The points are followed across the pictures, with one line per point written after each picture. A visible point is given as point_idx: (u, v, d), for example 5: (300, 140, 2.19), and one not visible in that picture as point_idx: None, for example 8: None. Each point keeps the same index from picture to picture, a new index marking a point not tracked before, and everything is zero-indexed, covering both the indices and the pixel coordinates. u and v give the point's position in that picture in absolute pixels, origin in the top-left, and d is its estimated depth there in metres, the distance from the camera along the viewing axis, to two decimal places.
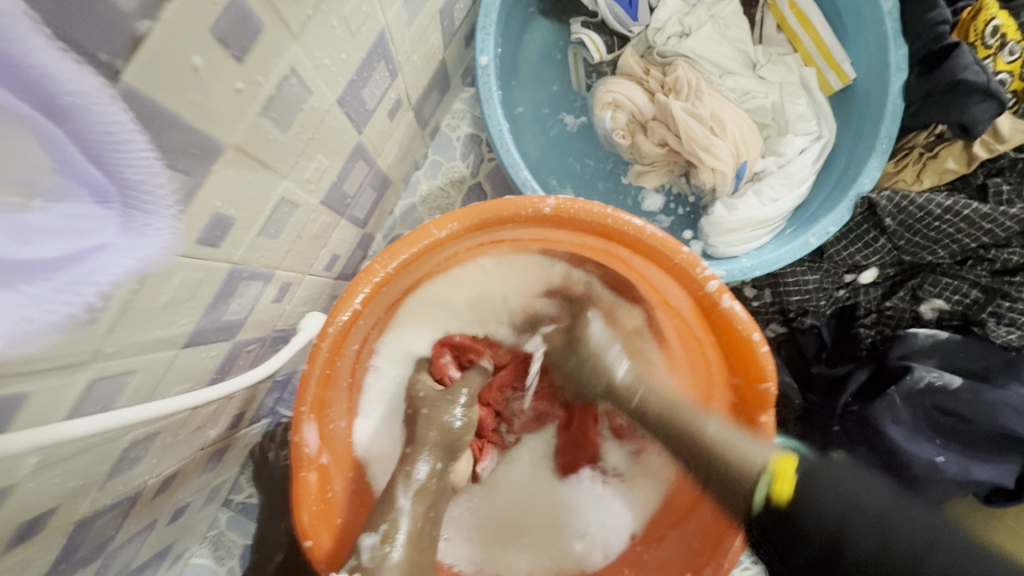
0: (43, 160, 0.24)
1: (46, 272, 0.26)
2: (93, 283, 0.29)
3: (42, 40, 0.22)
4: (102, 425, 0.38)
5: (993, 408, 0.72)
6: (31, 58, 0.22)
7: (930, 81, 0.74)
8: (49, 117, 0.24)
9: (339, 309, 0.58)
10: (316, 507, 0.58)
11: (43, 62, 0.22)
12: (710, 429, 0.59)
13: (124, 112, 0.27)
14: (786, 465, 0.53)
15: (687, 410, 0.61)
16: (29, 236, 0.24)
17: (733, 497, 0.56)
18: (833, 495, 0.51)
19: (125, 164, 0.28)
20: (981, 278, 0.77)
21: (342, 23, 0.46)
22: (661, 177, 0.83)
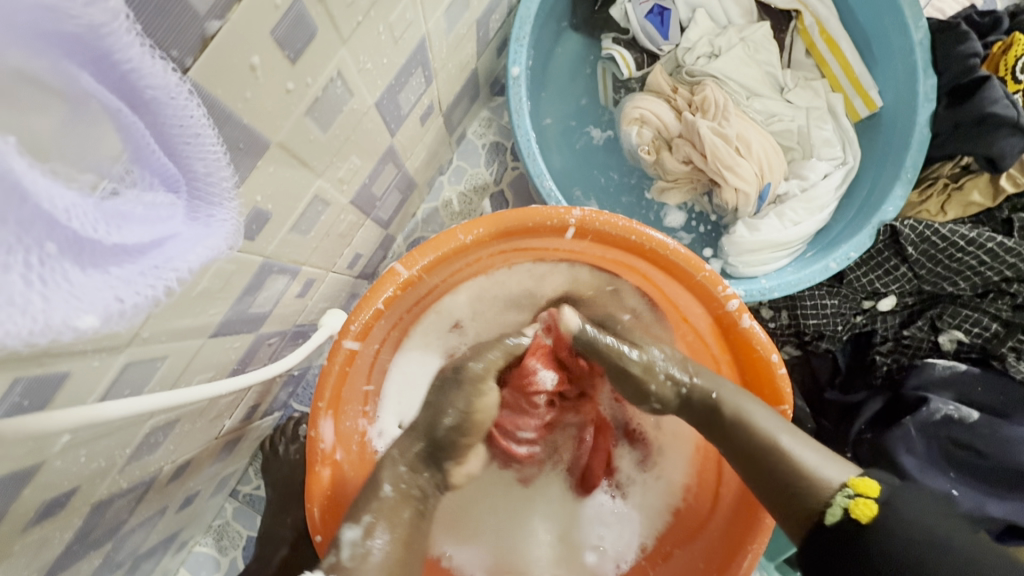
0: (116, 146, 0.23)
1: (132, 257, 0.24)
2: (175, 268, 0.25)
3: (131, 28, 0.21)
4: (135, 408, 0.39)
5: (1008, 442, 0.71)
6: (121, 50, 0.21)
7: (958, 113, 0.75)
8: (131, 109, 0.23)
9: (363, 308, 0.59)
10: (326, 502, 0.58)
11: (130, 56, 0.21)
12: (779, 434, 0.54)
13: (202, 108, 0.25)
14: (866, 485, 0.48)
15: (752, 410, 0.56)
16: (115, 220, 0.23)
17: (790, 506, 0.51)
18: (908, 528, 0.43)
19: (196, 155, 0.25)
20: (1002, 312, 0.76)
21: (387, 30, 0.47)
22: (684, 195, 0.84)
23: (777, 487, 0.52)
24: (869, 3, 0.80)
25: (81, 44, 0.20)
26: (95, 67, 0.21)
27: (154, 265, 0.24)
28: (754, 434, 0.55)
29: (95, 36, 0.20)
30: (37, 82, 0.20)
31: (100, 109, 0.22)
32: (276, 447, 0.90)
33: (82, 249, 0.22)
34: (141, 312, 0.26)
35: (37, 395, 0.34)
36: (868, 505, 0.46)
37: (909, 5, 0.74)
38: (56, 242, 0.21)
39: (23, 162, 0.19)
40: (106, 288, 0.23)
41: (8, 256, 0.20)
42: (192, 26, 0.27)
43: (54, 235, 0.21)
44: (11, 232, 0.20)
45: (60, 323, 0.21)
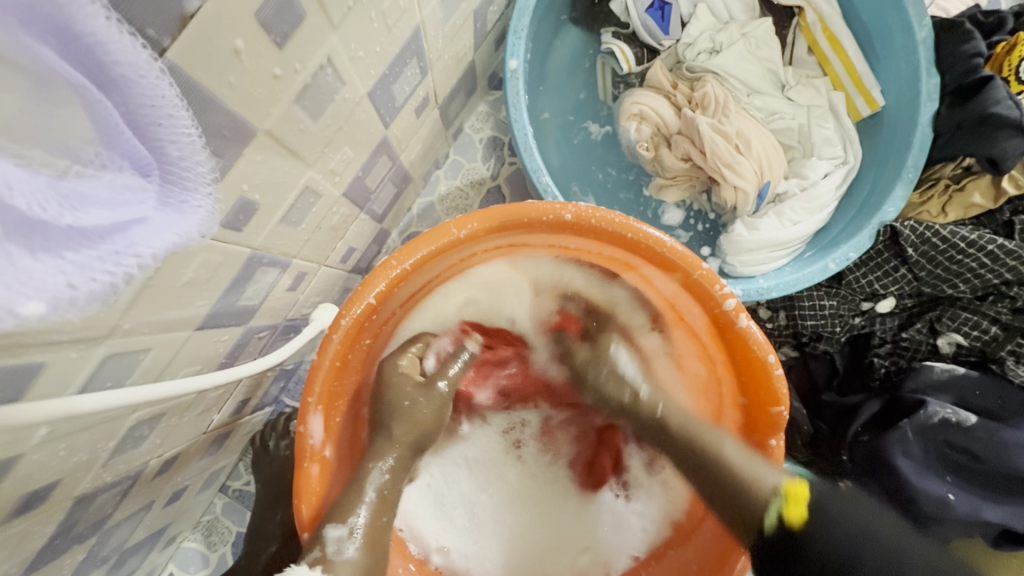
0: (81, 127, 0.22)
1: (92, 241, 0.23)
2: (136, 254, 0.25)
3: (96, 1, 0.20)
4: (114, 402, 0.38)
5: (1006, 447, 0.71)
6: (85, 23, 0.20)
7: (961, 113, 0.74)
8: (97, 87, 0.22)
9: (354, 302, 0.58)
10: (315, 499, 0.57)
11: (98, 29, 0.20)
12: (727, 447, 0.58)
13: (176, 89, 0.25)
14: (799, 490, 0.52)
15: (707, 429, 0.61)
16: (76, 202, 0.22)
17: (744, 528, 0.55)
18: (845, 522, 0.49)
19: (167, 138, 0.25)
20: (1001, 315, 0.76)
21: (380, 17, 0.46)
22: (683, 193, 0.83)
23: (730, 500, 0.56)
24: (872, 1, 0.78)
25: (40, 14, 0.19)
26: (57, 39, 0.20)
27: (115, 251, 0.24)
28: (706, 453, 0.59)
29: (56, 5, 0.19)
30: None
31: (63, 85, 0.21)
32: (267, 443, 0.89)
33: (35, 230, 0.21)
34: (95, 298, 0.25)
35: (10, 387, 0.33)
36: (797, 509, 0.52)
37: (913, 3, 0.73)
38: (7, 220, 0.20)
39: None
40: (58, 272, 0.22)
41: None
42: (170, 3, 0.26)
43: (6, 215, 0.20)
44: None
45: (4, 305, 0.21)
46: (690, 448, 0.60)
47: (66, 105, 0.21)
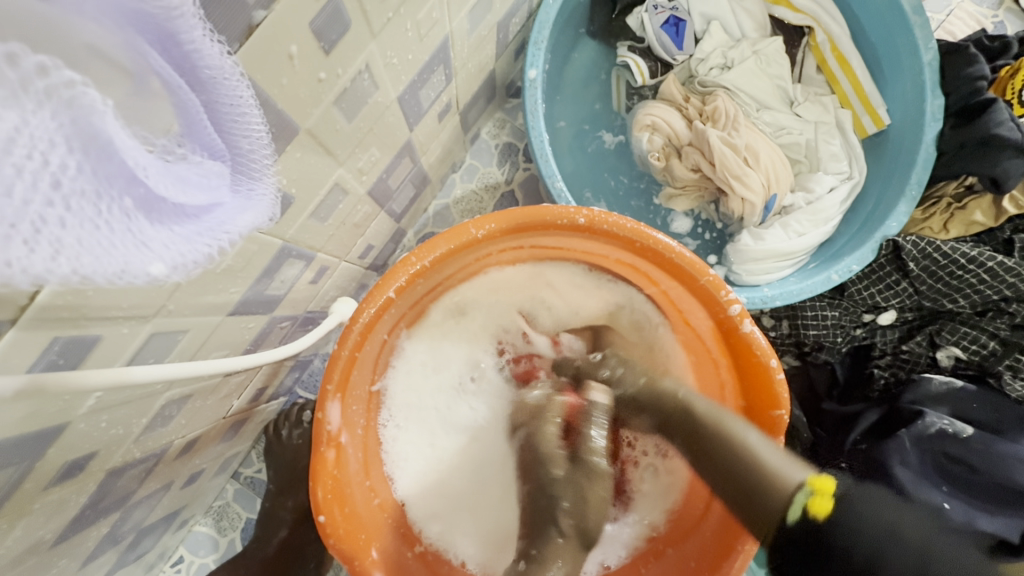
0: (170, 121, 0.25)
1: (187, 216, 0.26)
2: (227, 232, 0.28)
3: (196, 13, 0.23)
4: (160, 374, 0.41)
5: (1003, 460, 0.72)
6: (185, 30, 0.23)
7: (963, 133, 0.77)
8: (190, 87, 0.25)
9: (375, 296, 0.60)
10: (331, 483, 0.60)
11: (194, 36, 0.24)
12: (749, 438, 0.56)
13: (250, 91, 0.28)
14: (824, 485, 0.52)
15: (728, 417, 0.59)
16: (177, 181, 0.25)
17: (766, 522, 0.53)
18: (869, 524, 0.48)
19: (241, 133, 0.28)
20: (1000, 331, 0.78)
21: (414, 27, 0.49)
22: (691, 202, 0.86)
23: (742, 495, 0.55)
24: (881, 24, 0.81)
25: (151, 23, 0.22)
26: (160, 45, 0.23)
27: (208, 228, 0.27)
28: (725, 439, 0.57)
29: (167, 18, 0.22)
30: (110, 58, 0.22)
31: (160, 85, 0.24)
32: (280, 432, 0.92)
33: (152, 206, 0.24)
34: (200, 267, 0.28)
35: (71, 354, 0.36)
36: (822, 503, 0.50)
37: (920, 27, 0.77)
38: (131, 198, 0.23)
39: (111, 119, 0.22)
40: (171, 243, 0.25)
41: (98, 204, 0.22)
42: (241, 13, 0.29)
43: (131, 191, 0.23)
44: (101, 184, 0.22)
45: (137, 268, 0.24)
46: (711, 433, 0.59)
47: (160, 101, 0.25)
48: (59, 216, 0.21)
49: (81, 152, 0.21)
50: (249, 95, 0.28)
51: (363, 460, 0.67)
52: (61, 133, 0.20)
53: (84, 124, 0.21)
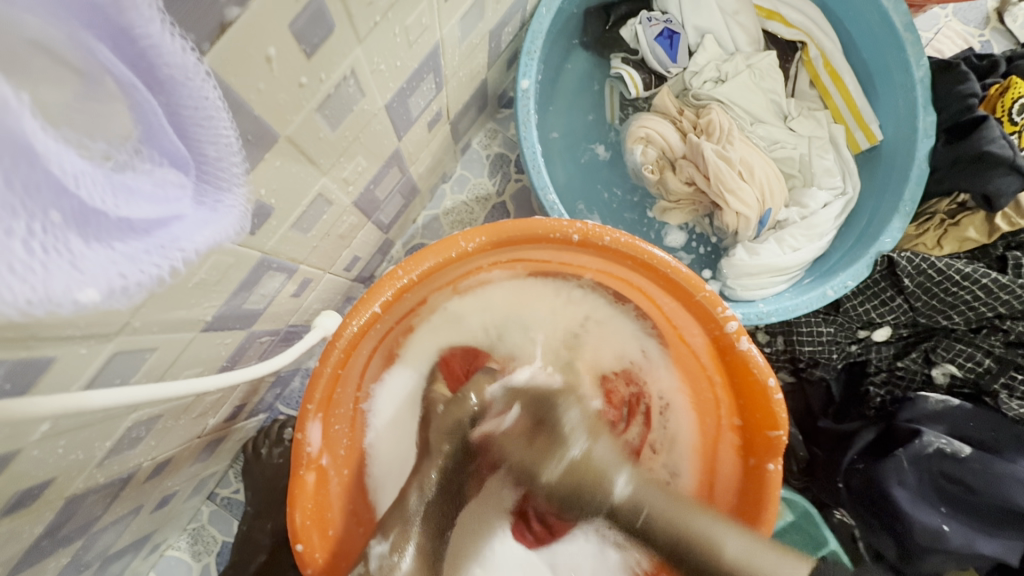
0: (128, 126, 0.23)
1: (135, 233, 0.24)
2: (181, 249, 0.26)
3: (153, 5, 0.22)
4: (123, 398, 0.37)
5: (1000, 480, 0.70)
6: (144, 26, 0.21)
7: (957, 149, 0.77)
8: (146, 87, 0.23)
9: (359, 310, 0.57)
10: (310, 509, 0.56)
11: (154, 33, 0.22)
12: (730, 546, 0.52)
13: (216, 91, 0.26)
14: None
15: (698, 524, 0.54)
16: (125, 193, 0.23)
17: None
18: None
19: (206, 138, 0.26)
20: (995, 348, 0.77)
21: (403, 32, 0.47)
22: (685, 215, 0.84)
23: None
24: (873, 40, 0.82)
25: (103, 17, 0.20)
26: (113, 41, 0.21)
27: (158, 245, 0.25)
28: (701, 551, 0.53)
29: (119, 10, 0.20)
30: (50, 51, 0.20)
31: (114, 84, 0.22)
32: (259, 450, 0.88)
33: (89, 221, 0.22)
34: (145, 293, 0.26)
35: (19, 378, 0.33)
36: None
37: (911, 44, 0.77)
38: (60, 212, 0.21)
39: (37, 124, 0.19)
40: (109, 264, 0.23)
41: (13, 221, 0.19)
42: (211, 10, 0.27)
43: (59, 204, 0.21)
44: (18, 197, 0.19)
45: (61, 296, 0.21)
46: (679, 545, 0.54)
47: (114, 104, 0.22)
48: None
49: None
50: (217, 98, 0.26)
51: (346, 481, 0.64)
52: None
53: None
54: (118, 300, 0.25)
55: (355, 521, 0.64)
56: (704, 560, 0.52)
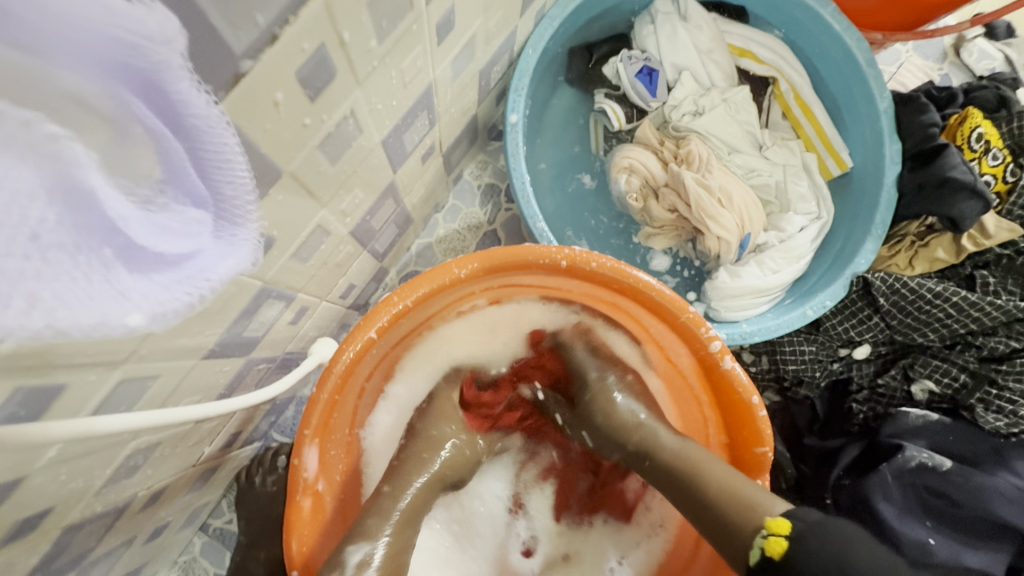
0: (155, 170, 0.26)
1: (167, 264, 0.28)
2: (205, 279, 0.30)
3: (183, 66, 0.24)
4: (133, 423, 0.39)
5: (981, 493, 0.72)
6: (173, 83, 0.24)
7: (922, 174, 0.81)
8: (173, 136, 0.26)
9: (354, 337, 0.59)
10: (306, 536, 0.57)
11: (181, 88, 0.25)
12: (716, 476, 0.57)
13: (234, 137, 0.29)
14: (780, 524, 0.49)
15: (697, 458, 0.59)
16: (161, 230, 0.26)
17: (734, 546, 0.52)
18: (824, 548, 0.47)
19: (224, 178, 0.29)
20: (969, 363, 0.80)
21: (399, 74, 0.51)
22: (669, 241, 0.88)
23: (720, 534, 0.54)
24: (839, 75, 0.88)
25: (139, 76, 0.23)
26: (146, 96, 0.24)
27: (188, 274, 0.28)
28: (694, 484, 0.57)
29: (153, 70, 0.23)
30: (92, 109, 0.22)
31: (146, 135, 0.24)
32: (252, 479, 0.88)
33: (132, 256, 0.26)
34: (178, 316, 0.30)
35: (33, 405, 0.34)
36: (779, 541, 0.49)
37: (875, 78, 0.83)
38: (111, 249, 0.25)
39: (97, 174, 0.23)
40: (150, 292, 0.27)
41: (78, 256, 0.23)
42: (228, 64, 0.30)
43: (111, 241, 0.25)
44: (81, 237, 0.23)
45: (115, 319, 0.26)
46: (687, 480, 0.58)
47: (147, 151, 0.25)
48: (35, 270, 0.22)
49: (64, 206, 0.22)
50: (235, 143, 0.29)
51: (340, 508, 0.65)
52: (44, 188, 0.21)
53: (68, 179, 0.22)
54: (159, 322, 0.29)
55: None
56: (700, 481, 0.57)
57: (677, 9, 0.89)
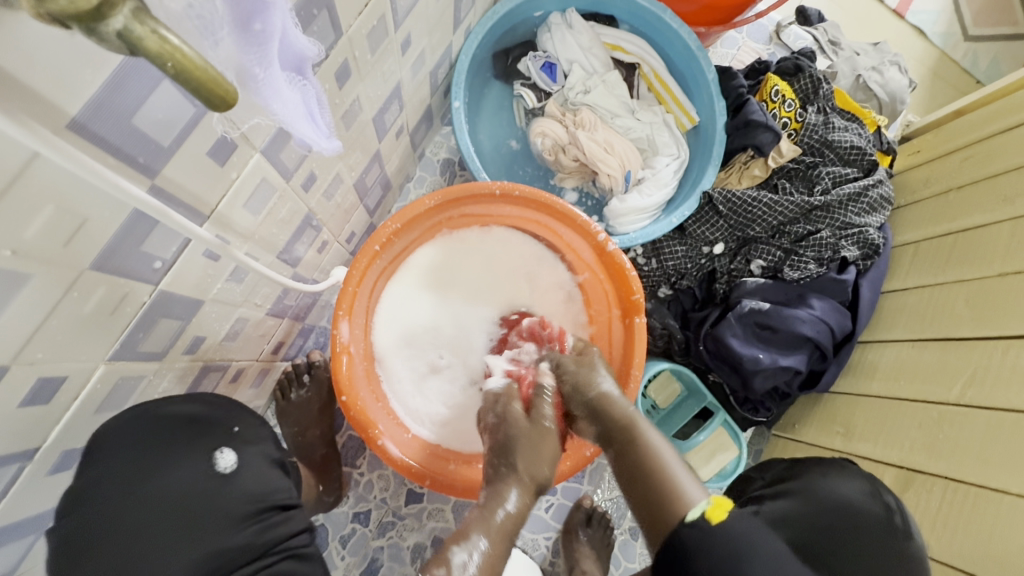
0: (305, 90, 0.48)
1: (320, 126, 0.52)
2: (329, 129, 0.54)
3: (292, 29, 0.44)
4: (270, 273, 0.70)
5: (791, 321, 1.12)
6: (293, 40, 0.44)
7: (736, 120, 1.24)
8: (299, 71, 0.47)
9: (365, 250, 0.95)
10: (346, 378, 0.92)
11: (295, 40, 0.44)
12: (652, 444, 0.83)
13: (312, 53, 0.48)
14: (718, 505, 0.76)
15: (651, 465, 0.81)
16: (315, 116, 0.50)
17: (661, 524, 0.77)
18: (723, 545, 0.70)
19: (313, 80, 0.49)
20: (784, 244, 1.19)
21: (381, 75, 0.84)
22: (576, 182, 1.26)
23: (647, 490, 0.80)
24: (681, 57, 1.26)
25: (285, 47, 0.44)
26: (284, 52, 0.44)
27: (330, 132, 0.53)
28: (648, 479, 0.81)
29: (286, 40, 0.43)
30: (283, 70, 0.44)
31: (295, 72, 0.46)
32: (289, 394, 1.14)
33: (316, 124, 0.51)
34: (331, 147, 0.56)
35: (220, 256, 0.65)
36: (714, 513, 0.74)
37: (703, 58, 1.22)
38: (314, 129, 0.50)
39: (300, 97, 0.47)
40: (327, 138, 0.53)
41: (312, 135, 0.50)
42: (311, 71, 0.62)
43: (313, 127, 0.50)
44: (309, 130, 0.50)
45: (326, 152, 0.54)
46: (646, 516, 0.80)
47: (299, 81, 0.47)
48: (309, 141, 0.50)
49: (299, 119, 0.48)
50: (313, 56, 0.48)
51: (365, 370, 0.98)
52: (294, 109, 0.46)
53: (298, 104, 0.47)
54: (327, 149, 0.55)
55: (377, 398, 0.98)
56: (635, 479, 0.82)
57: (564, 20, 1.25)
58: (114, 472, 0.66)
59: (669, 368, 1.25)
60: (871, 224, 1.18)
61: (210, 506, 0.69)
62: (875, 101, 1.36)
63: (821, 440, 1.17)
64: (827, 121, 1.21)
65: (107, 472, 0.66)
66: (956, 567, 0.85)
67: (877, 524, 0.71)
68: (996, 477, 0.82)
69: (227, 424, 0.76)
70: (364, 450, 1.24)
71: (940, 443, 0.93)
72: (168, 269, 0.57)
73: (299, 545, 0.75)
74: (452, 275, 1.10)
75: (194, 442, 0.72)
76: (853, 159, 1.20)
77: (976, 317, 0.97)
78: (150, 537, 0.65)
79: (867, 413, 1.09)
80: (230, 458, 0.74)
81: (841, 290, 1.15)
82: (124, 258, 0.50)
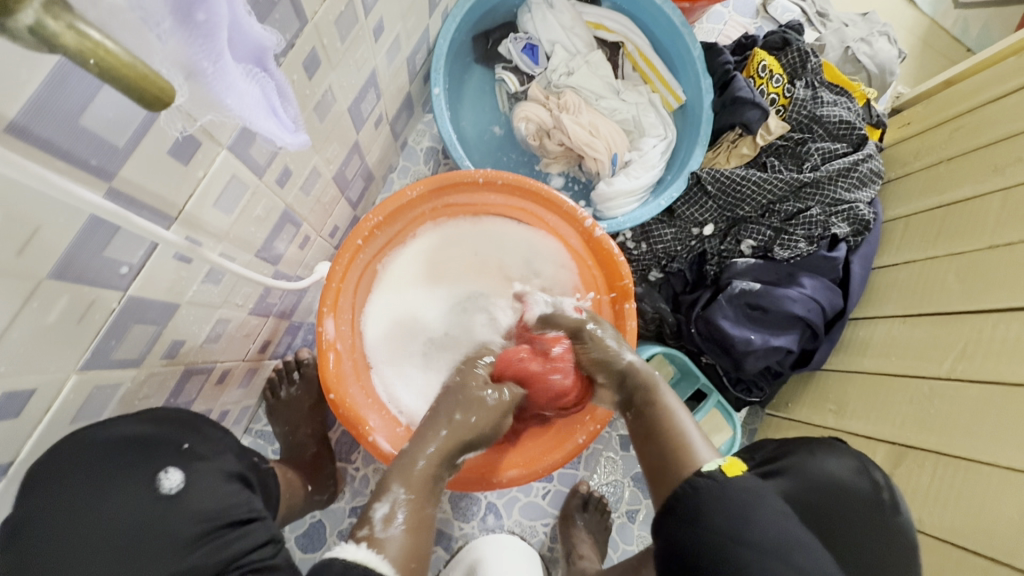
0: (266, 82, 0.45)
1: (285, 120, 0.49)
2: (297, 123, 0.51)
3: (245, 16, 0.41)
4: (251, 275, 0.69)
5: (782, 301, 1.11)
6: (248, 29, 0.42)
7: (722, 99, 1.21)
8: (258, 62, 0.44)
9: (347, 244, 0.93)
10: (333, 375, 0.90)
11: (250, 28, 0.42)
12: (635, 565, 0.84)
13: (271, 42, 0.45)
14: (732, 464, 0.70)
15: None
16: (279, 110, 0.48)
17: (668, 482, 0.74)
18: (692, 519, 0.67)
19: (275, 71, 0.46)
20: (774, 224, 1.18)
21: (355, 63, 0.81)
22: (562, 166, 1.24)
23: None
24: (666, 35, 1.23)
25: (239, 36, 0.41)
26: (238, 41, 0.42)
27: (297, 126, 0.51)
28: None
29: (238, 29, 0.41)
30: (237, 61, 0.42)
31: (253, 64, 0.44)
32: (279, 392, 1.13)
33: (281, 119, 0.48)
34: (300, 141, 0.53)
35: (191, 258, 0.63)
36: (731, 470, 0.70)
37: (688, 34, 1.19)
38: (279, 124, 0.48)
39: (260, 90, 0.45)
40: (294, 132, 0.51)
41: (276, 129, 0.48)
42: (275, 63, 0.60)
43: (277, 121, 0.48)
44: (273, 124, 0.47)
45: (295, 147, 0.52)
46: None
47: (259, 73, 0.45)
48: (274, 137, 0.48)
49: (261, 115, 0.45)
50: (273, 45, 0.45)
51: (353, 366, 0.97)
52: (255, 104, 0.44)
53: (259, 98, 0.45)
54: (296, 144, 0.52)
55: (367, 394, 0.97)
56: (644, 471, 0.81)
57: None
58: (56, 503, 0.61)
59: (662, 352, 1.23)
60: (862, 200, 1.16)
61: (162, 532, 0.66)
62: (865, 73, 1.33)
63: (816, 419, 1.17)
64: (815, 96, 1.19)
65: (47, 505, 0.61)
66: (945, 540, 0.86)
67: (864, 498, 0.71)
68: (988, 450, 0.83)
69: (179, 442, 0.72)
70: (357, 445, 1.23)
71: (932, 418, 0.93)
72: (136, 274, 0.55)
73: (260, 559, 0.72)
74: (439, 265, 1.07)
75: (137, 465, 0.67)
76: (842, 134, 1.18)
77: (967, 291, 0.96)
78: (93, 568, 0.62)
79: (860, 390, 1.09)
80: (177, 479, 0.69)
81: (832, 268, 1.15)
82: (84, 264, 0.48)
